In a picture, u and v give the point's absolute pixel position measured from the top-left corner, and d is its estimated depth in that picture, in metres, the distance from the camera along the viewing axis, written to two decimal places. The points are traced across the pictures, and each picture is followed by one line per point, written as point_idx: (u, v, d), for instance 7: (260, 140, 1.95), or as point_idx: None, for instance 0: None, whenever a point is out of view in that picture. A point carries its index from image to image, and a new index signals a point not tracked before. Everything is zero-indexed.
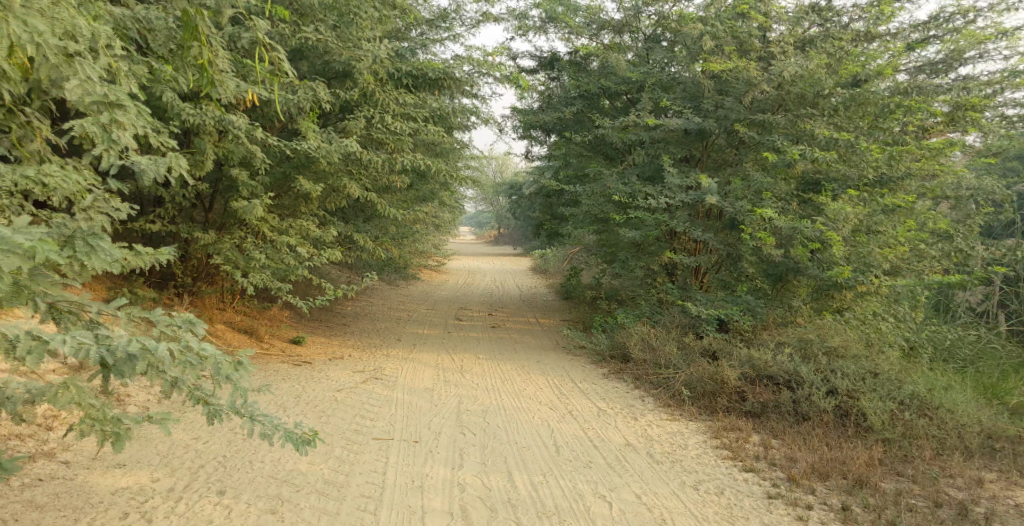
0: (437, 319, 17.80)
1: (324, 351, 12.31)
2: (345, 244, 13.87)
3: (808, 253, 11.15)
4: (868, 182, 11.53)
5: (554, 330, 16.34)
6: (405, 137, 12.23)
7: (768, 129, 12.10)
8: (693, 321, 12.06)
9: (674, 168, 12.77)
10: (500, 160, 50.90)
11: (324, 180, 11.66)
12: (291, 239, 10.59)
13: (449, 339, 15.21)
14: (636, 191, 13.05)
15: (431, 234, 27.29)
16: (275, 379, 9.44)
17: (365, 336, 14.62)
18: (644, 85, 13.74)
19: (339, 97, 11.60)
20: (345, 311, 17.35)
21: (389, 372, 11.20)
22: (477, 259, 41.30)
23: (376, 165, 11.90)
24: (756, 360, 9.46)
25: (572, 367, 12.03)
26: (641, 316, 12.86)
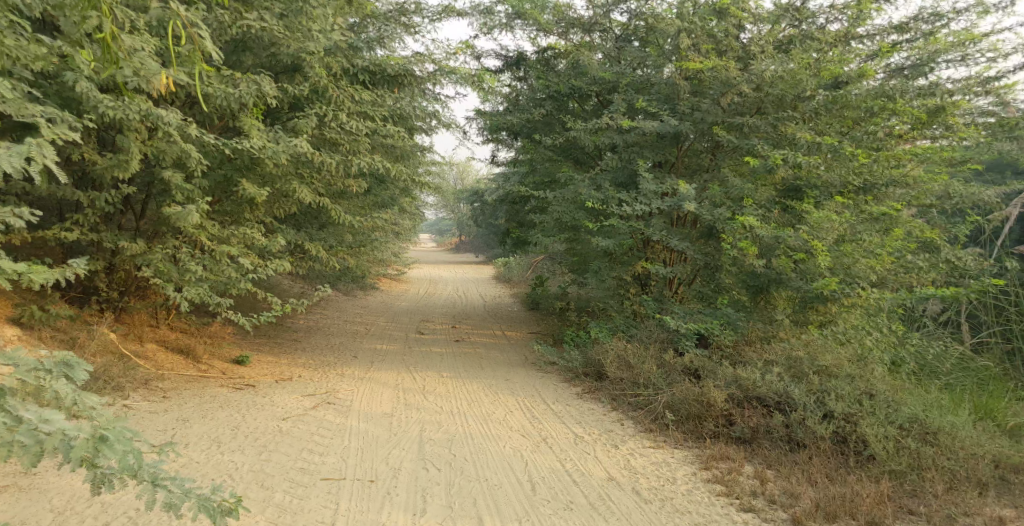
0: (397, 332, 16.88)
1: (272, 372, 11.37)
2: (297, 254, 12.88)
3: (792, 263, 10.39)
4: (852, 189, 10.62)
5: (521, 344, 15.52)
6: (361, 137, 11.33)
7: (748, 132, 11.33)
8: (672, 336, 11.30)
9: (649, 173, 12.04)
10: (462, 166, 49.98)
11: (270, 184, 10.76)
12: (231, 250, 9.76)
13: (410, 354, 14.32)
14: (610, 197, 12.29)
15: (391, 242, 26.29)
16: (213, 408, 8.43)
17: (318, 353, 13.62)
18: (616, 86, 12.99)
19: (288, 93, 10.63)
20: (299, 325, 16.31)
21: (343, 395, 10.26)
22: (439, 267, 40.37)
23: (330, 168, 10.98)
24: (742, 380, 8.66)
25: (541, 386, 11.26)
26: (616, 331, 12.08)
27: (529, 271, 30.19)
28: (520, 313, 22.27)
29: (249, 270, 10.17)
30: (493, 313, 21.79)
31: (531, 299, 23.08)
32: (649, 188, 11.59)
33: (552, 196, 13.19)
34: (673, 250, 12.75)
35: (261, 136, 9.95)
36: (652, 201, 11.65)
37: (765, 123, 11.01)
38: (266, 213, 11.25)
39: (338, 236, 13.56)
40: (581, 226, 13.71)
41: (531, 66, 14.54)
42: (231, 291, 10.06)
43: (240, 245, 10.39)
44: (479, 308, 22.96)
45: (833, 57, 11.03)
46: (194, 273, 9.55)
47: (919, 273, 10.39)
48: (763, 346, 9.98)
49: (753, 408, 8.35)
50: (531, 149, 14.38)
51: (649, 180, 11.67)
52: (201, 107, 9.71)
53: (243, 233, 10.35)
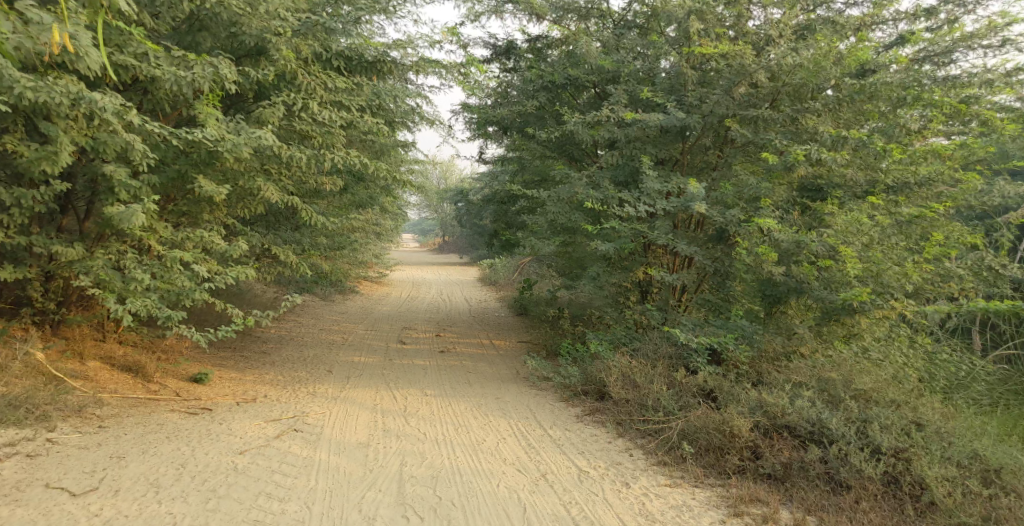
0: (377, 342, 15.77)
1: (233, 392, 10.27)
2: (264, 259, 11.70)
3: (816, 271, 9.28)
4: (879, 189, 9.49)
5: (511, 355, 14.41)
6: (336, 129, 10.22)
7: (763, 125, 10.17)
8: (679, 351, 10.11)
9: (654, 171, 10.92)
10: (445, 164, 48.75)
11: (231, 180, 9.62)
12: (185, 256, 8.66)
13: (390, 368, 13.23)
14: (610, 198, 11.16)
15: (371, 243, 25.05)
16: (158, 441, 7.23)
17: (289, 369, 12.49)
18: (616, 76, 11.82)
19: (250, 77, 9.40)
20: (269, 336, 15.16)
21: (313, 420, 9.13)
22: (423, 269, 39.07)
23: (300, 163, 9.83)
24: (766, 405, 7.59)
25: (532, 404, 10.24)
26: (617, 344, 10.96)
27: (515, 272, 29.06)
28: (508, 319, 21.17)
29: (206, 278, 9.10)
30: (479, 319, 20.67)
31: (518, 305, 21.96)
32: (654, 187, 10.50)
33: (546, 196, 12.07)
34: (677, 255, 11.67)
35: (219, 127, 8.77)
36: (657, 202, 10.54)
37: (784, 115, 9.89)
38: (227, 212, 10.12)
39: (310, 239, 12.38)
40: (577, 229, 12.58)
41: (524, 54, 13.36)
42: (186, 302, 8.94)
43: (196, 249, 9.30)
44: (465, 314, 21.83)
45: (857, 41, 9.91)
46: (142, 283, 8.45)
47: (959, 282, 9.34)
48: (785, 363, 8.92)
49: (782, 439, 7.29)
50: (522, 144, 13.23)
51: (653, 179, 10.57)
52: (150, 93, 8.52)
53: (199, 234, 9.28)
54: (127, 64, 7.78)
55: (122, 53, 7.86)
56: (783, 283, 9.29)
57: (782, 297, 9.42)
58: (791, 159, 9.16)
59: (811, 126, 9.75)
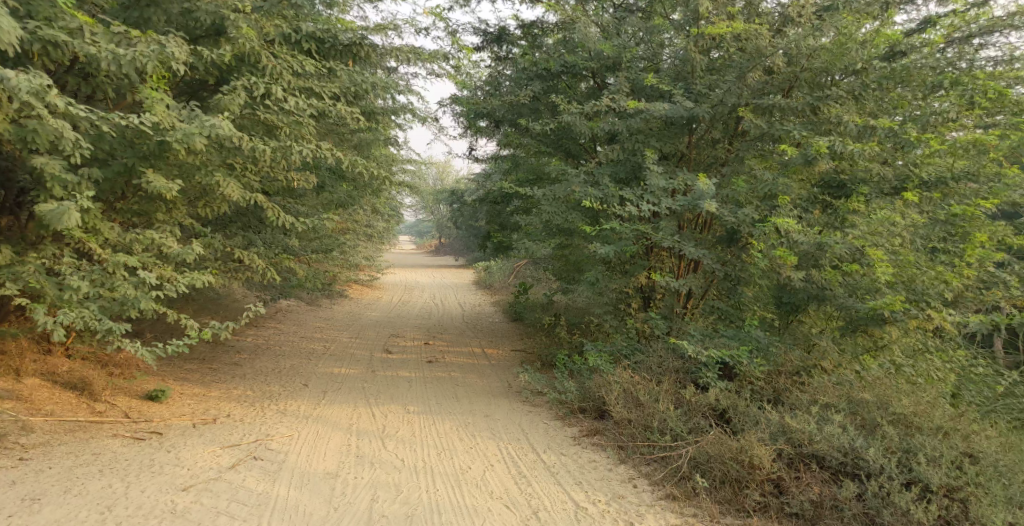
0: (360, 350, 14.86)
1: (191, 412, 9.44)
2: (231, 263, 10.74)
3: (841, 276, 8.29)
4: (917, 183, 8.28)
5: (504, 365, 13.46)
6: (307, 119, 9.43)
7: (779, 115, 9.20)
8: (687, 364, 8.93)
9: (658, 167, 9.92)
10: (440, 164, 47.81)
11: (186, 174, 8.97)
12: (128, 260, 7.95)
13: (371, 380, 12.32)
14: (610, 196, 10.18)
15: (361, 245, 24.10)
16: (86, 478, 6.78)
17: (261, 384, 11.59)
18: (615, 64, 10.82)
19: (206, 59, 8.39)
20: (244, 345, 14.26)
21: (277, 445, 8.22)
22: (417, 271, 38.10)
23: (264, 156, 9.06)
24: (789, 430, 6.61)
25: (521, 421, 9.32)
26: (617, 356, 9.96)
27: (510, 275, 28.13)
28: (502, 324, 20.22)
29: (154, 284, 8.27)
30: (471, 325, 19.71)
31: (513, 310, 21.00)
32: (657, 184, 9.53)
33: (540, 194, 11.11)
34: (683, 257, 10.72)
35: (170, 115, 8.06)
36: (661, 200, 9.58)
37: (804, 103, 8.91)
38: (182, 211, 9.48)
39: (284, 241, 11.43)
40: (574, 230, 11.60)
41: (519, 42, 12.38)
42: (131, 311, 8.25)
43: (144, 252, 8.60)
44: (457, 319, 20.87)
45: (884, 22, 8.92)
46: (79, 292, 7.73)
47: (1002, 289, 8.38)
48: (806, 379, 7.95)
49: (810, 472, 6.33)
50: (515, 139, 12.28)
51: (657, 175, 9.61)
52: (91, 76, 7.70)
53: (147, 237, 8.58)
54: (57, 39, 6.82)
55: (53, 28, 6.91)
56: (804, 290, 8.30)
57: (801, 305, 8.44)
58: (814, 151, 8.19)
59: (833, 115, 8.78)
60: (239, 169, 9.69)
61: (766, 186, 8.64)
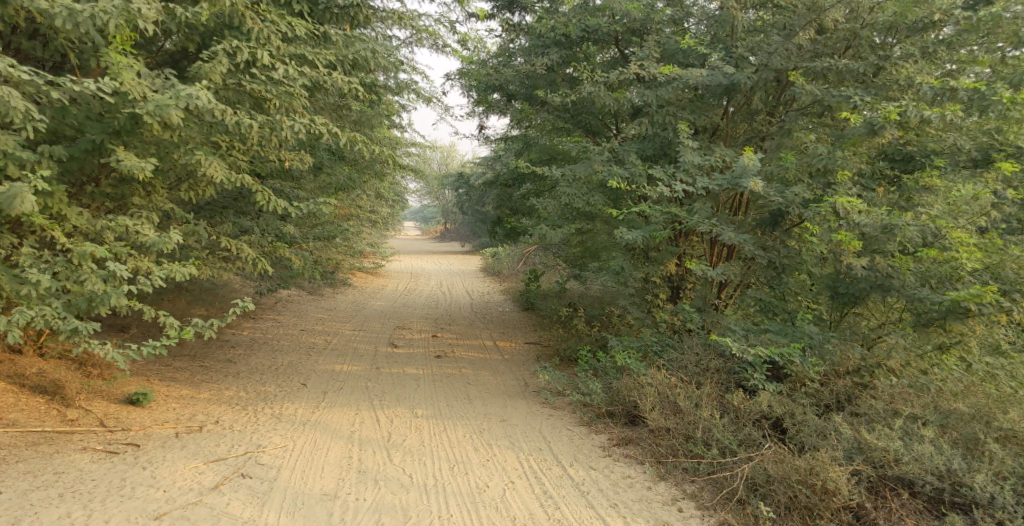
0: (364, 345, 13.87)
1: (176, 417, 8.46)
2: (218, 252, 9.75)
3: (912, 263, 7.21)
4: (1006, 151, 7.17)
5: (519, 361, 12.44)
6: (299, 89, 8.45)
7: (834, 79, 8.16)
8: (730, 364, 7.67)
9: (693, 141, 8.84)
10: (446, 149, 46.68)
11: (164, 151, 8.20)
12: (98, 250, 7.06)
13: (375, 379, 11.35)
14: (638, 175, 9.14)
15: (365, 231, 23.09)
16: (42, 506, 5.92)
17: (256, 385, 10.62)
18: (642, 28, 9.73)
19: (181, 20, 7.46)
20: (240, 340, 13.28)
21: (269, 459, 7.23)
22: (423, 258, 37.09)
23: (251, 132, 8.14)
24: (866, 448, 6.13)
25: (542, 427, 8.33)
26: (647, 352, 8.93)
27: (519, 261, 27.15)
28: (513, 315, 19.22)
29: (126, 277, 7.31)
30: (481, 316, 18.71)
31: (525, 299, 19.98)
32: (693, 161, 8.48)
33: (558, 175, 10.08)
34: (721, 242, 9.66)
35: (141, 83, 7.35)
36: (696, 178, 8.54)
37: (866, 64, 7.85)
38: (161, 194, 8.66)
39: (278, 228, 10.43)
40: (596, 213, 10.55)
41: (533, 7, 11.29)
42: (100, 308, 7.25)
43: (119, 241, 7.75)
44: (466, 309, 19.86)
45: None
46: (42, 286, 6.76)
47: None
48: (872, 383, 6.91)
49: (896, 498, 5.87)
50: (530, 114, 11.22)
51: (692, 152, 8.55)
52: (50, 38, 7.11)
53: (122, 223, 7.73)
54: None
55: None
56: (866, 279, 7.26)
57: (863, 298, 7.40)
58: (880, 119, 7.16)
59: (899, 78, 7.72)
60: (223, 148, 8.68)
61: (821, 161, 7.58)
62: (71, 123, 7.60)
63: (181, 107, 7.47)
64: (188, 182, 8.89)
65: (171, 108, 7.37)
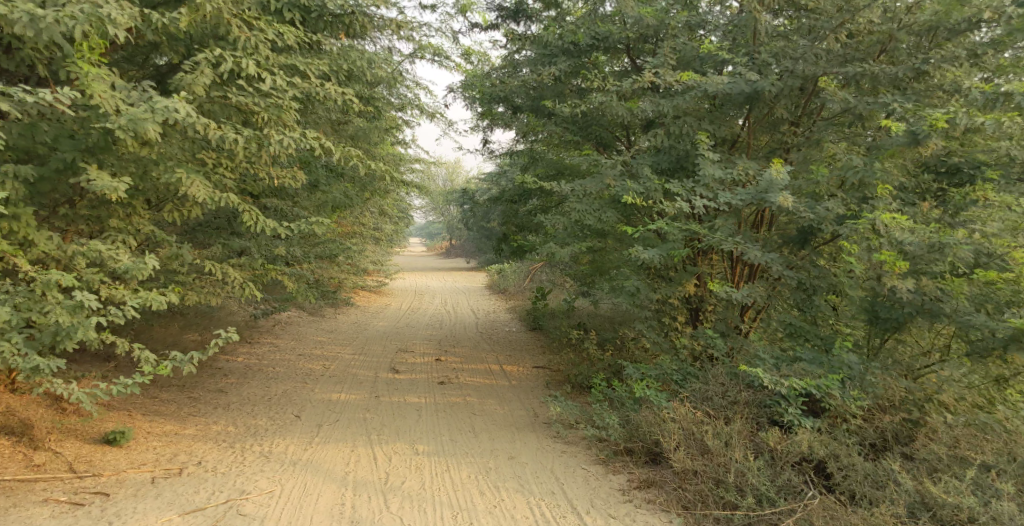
0: (364, 370, 13.19)
1: (155, 459, 7.83)
2: (204, 277, 9.08)
3: (967, 285, 6.50)
4: None
5: (527, 388, 11.74)
6: (290, 101, 7.79)
7: (869, 85, 7.49)
8: (761, 397, 6.92)
9: (715, 153, 8.15)
10: (450, 165, 46.15)
11: (141, 169, 7.56)
12: (64, 278, 6.44)
13: (374, 410, 10.66)
14: (653, 190, 8.46)
15: (368, 249, 22.48)
16: None
17: (246, 418, 9.95)
18: (657, 34, 9.07)
19: (156, 25, 6.83)
20: (233, 368, 12.62)
21: (252, 510, 6.64)
22: (429, 275, 36.49)
23: (238, 149, 7.48)
24: (933, 504, 5.66)
25: (554, 466, 7.62)
26: (668, 382, 8.21)
27: (525, 278, 26.48)
28: (520, 335, 18.52)
29: (96, 307, 6.68)
30: (486, 337, 18.01)
31: (532, 318, 19.27)
32: (714, 175, 7.77)
33: (567, 190, 9.40)
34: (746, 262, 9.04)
35: (112, 95, 6.73)
36: (718, 193, 7.83)
37: (906, 68, 7.17)
38: (140, 216, 8.02)
39: (269, 250, 9.76)
40: (608, 230, 9.88)
41: (540, 14, 10.65)
42: (68, 343, 6.65)
43: (91, 268, 7.12)
44: (471, 329, 19.16)
45: None
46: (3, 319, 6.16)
47: None
48: (927, 420, 6.25)
49: None
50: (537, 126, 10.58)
51: (713, 165, 7.84)
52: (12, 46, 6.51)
53: (94, 249, 7.10)
54: None
55: None
56: (912, 303, 6.56)
57: (909, 325, 6.70)
58: (925, 128, 6.48)
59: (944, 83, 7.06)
60: (209, 164, 8.01)
61: (858, 174, 6.88)
62: (38, 140, 6.98)
63: (158, 121, 6.84)
64: (171, 203, 8.25)
65: (147, 122, 6.74)
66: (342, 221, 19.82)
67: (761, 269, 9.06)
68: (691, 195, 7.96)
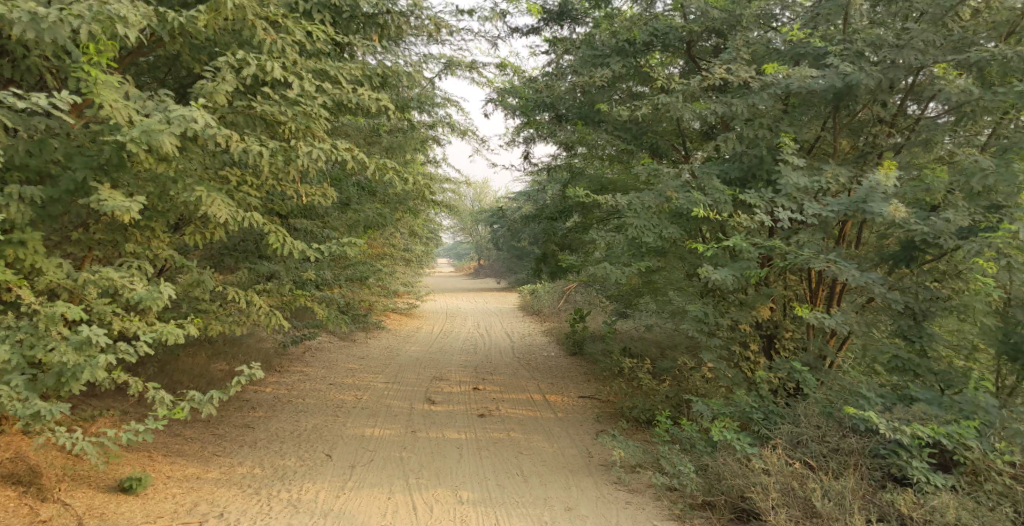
0: (398, 401, 12.36)
1: (173, 511, 7.11)
2: (228, 305, 8.31)
3: None
4: None
5: (576, 422, 10.83)
6: (317, 106, 6.99)
7: (995, 73, 6.56)
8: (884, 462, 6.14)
9: (796, 159, 7.25)
10: (478, 184, 45.53)
11: (159, 188, 6.78)
12: (70, 311, 5.72)
13: (410, 447, 9.82)
14: (723, 202, 7.56)
15: (398, 271, 21.76)
16: None
17: (274, 459, 9.15)
18: (721, 28, 8.22)
19: (174, 23, 6.09)
20: (262, 399, 11.86)
21: None
22: (459, 296, 35.76)
23: (262, 164, 6.70)
24: None
25: (620, 520, 6.69)
26: (747, 420, 7.27)
27: (559, 299, 25.61)
28: (560, 360, 17.63)
29: (106, 343, 5.92)
30: (524, 362, 17.12)
31: (571, 342, 18.36)
32: (799, 183, 6.84)
33: (624, 203, 8.52)
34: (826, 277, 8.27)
35: (125, 104, 5.99)
36: (802, 204, 6.91)
37: None
38: (159, 238, 7.26)
39: (299, 274, 9.02)
40: (667, 248, 8.98)
41: (587, 15, 9.86)
42: (74, 385, 5.90)
43: (103, 298, 6.36)
44: (507, 354, 18.28)
45: None
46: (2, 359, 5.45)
47: None
48: None
49: None
50: (585, 135, 9.76)
51: (796, 171, 6.91)
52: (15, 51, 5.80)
53: (106, 277, 6.34)
54: None
55: None
56: None
57: None
58: None
59: None
60: (232, 183, 7.26)
61: (988, 177, 6.02)
62: (46, 156, 6.24)
63: (174, 133, 6.08)
64: (193, 224, 7.51)
65: (163, 134, 5.98)
66: (374, 241, 19.12)
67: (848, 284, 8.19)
68: (770, 206, 7.04)
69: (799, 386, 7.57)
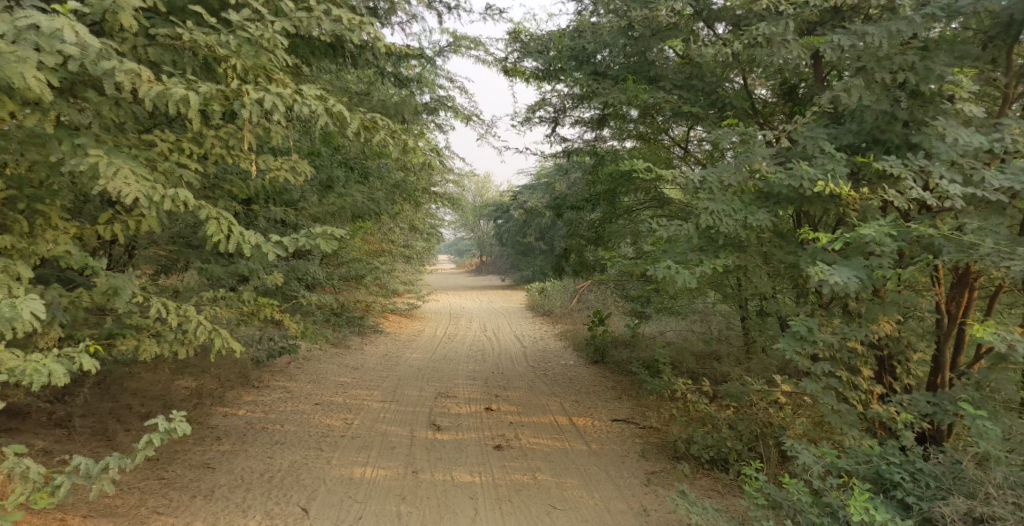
0: (397, 426, 10.23)
1: None
2: (165, 319, 6.14)
3: None
4: None
5: (618, 461, 8.68)
6: (273, 25, 4.75)
7: None
8: None
9: (964, 110, 5.62)
10: (481, 177, 43.26)
11: (43, 153, 4.55)
12: None
13: (411, 496, 7.67)
14: (842, 170, 5.94)
15: (398, 269, 19.67)
16: None
17: (234, 516, 7.01)
18: None
19: None
20: (231, 425, 9.60)
21: None
22: (461, 294, 33.59)
23: (193, 114, 4.43)
24: None
25: None
26: (903, 496, 5.55)
27: (572, 299, 23.51)
28: (579, 369, 15.55)
29: None
30: (539, 373, 14.93)
31: (591, 349, 16.22)
32: (973, 145, 5.40)
33: (696, 179, 6.48)
34: (958, 286, 6.69)
35: None
36: (977, 175, 5.43)
37: None
38: (56, 228, 4.93)
39: (266, 277, 6.95)
40: (749, 241, 6.93)
41: None
42: None
43: None
44: (519, 363, 16.07)
45: None
46: None
47: None
48: None
49: None
50: (633, 95, 7.75)
51: (967, 128, 5.47)
52: None
53: None
54: None
55: None
56: None
57: None
58: None
59: None
60: (161, 150, 4.99)
61: None
62: None
63: (45, 63, 3.88)
64: (112, 208, 5.31)
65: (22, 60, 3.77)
66: (370, 236, 17.08)
67: (972, 294, 6.76)
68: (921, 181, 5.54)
69: (937, 426, 6.41)
